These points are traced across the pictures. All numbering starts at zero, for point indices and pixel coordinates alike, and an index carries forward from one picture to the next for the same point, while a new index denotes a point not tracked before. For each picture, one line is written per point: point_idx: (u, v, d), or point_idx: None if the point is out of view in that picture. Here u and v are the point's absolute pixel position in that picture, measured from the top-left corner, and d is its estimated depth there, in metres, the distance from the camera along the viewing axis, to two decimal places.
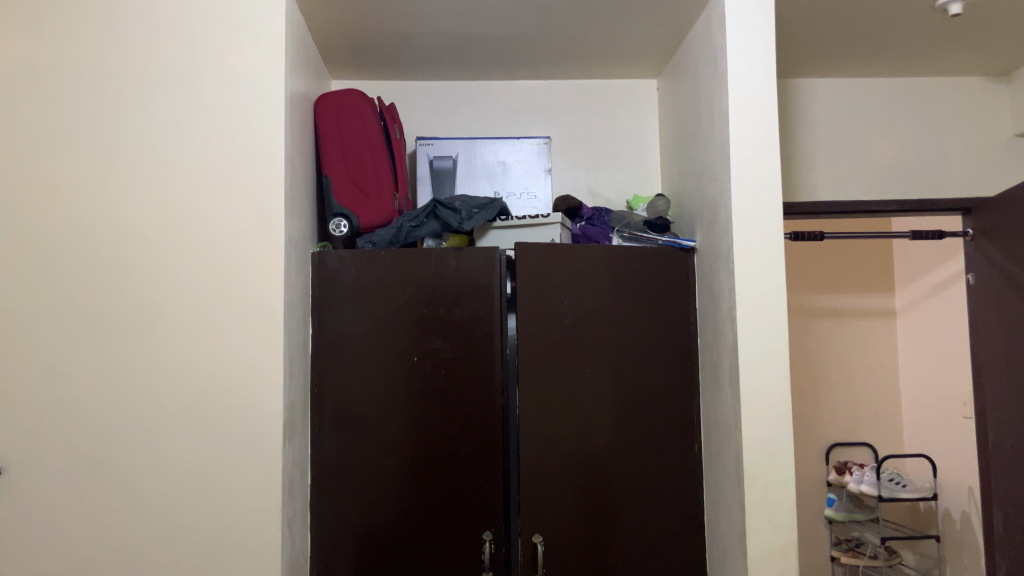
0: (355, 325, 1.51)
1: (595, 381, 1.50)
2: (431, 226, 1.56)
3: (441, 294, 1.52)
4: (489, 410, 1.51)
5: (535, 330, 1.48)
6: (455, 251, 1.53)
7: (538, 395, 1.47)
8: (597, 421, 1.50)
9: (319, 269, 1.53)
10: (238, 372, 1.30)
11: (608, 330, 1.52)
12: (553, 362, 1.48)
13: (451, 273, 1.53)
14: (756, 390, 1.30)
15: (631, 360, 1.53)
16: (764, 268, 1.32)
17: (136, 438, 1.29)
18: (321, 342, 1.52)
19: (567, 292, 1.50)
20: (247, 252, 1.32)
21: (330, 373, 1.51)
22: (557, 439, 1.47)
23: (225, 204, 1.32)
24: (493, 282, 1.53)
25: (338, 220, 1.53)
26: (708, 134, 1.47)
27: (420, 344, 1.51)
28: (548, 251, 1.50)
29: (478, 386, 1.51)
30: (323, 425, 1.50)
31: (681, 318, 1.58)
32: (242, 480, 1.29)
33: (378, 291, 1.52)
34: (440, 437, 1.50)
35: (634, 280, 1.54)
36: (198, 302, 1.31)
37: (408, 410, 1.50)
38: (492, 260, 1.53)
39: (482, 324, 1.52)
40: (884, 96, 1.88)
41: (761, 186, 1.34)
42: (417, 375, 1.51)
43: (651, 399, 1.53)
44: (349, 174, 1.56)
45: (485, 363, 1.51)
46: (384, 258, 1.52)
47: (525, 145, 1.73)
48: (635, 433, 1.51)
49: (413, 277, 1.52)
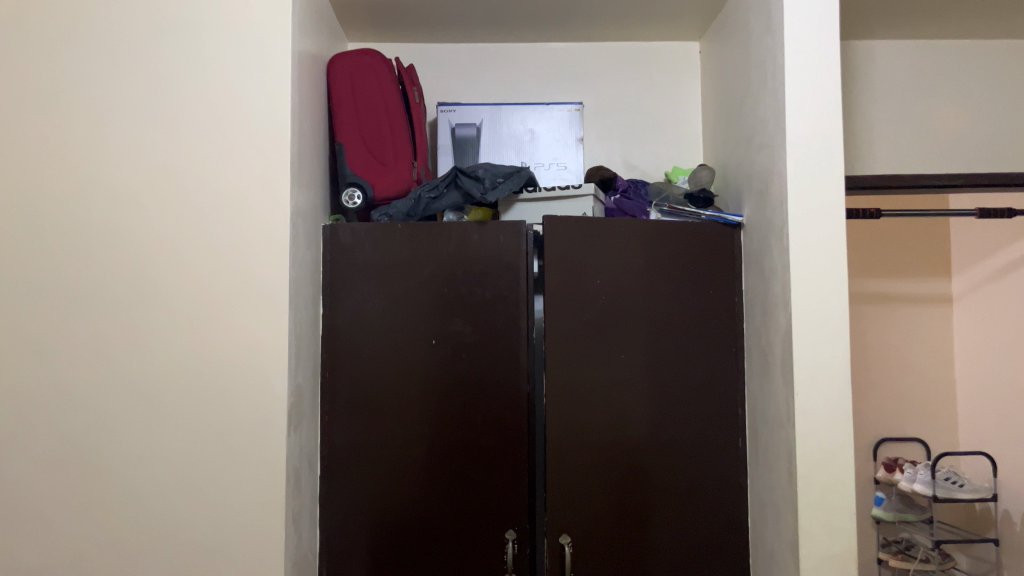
0: (370, 305, 1.40)
1: (630, 369, 1.37)
2: (452, 197, 1.42)
3: (463, 272, 1.40)
4: (514, 399, 1.38)
5: (565, 312, 1.35)
6: (478, 225, 1.40)
7: (568, 383, 1.34)
8: (632, 412, 1.37)
9: (332, 244, 1.42)
10: (241, 353, 1.19)
11: (645, 313, 1.38)
12: (584, 347, 1.36)
13: (474, 249, 1.40)
14: (813, 381, 1.17)
15: (670, 347, 1.39)
16: (824, 244, 1.18)
17: (131, 424, 1.18)
18: (333, 323, 1.40)
19: (601, 271, 1.37)
20: (251, 223, 1.20)
21: (342, 356, 1.40)
22: (588, 432, 1.35)
23: (227, 169, 1.21)
24: (519, 260, 1.40)
25: (352, 190, 1.41)
26: (759, 96, 1.33)
27: (439, 327, 1.39)
28: (580, 226, 1.37)
29: (502, 373, 1.39)
30: (335, 413, 1.39)
31: (726, 301, 1.44)
32: (245, 472, 1.18)
33: (394, 269, 1.40)
34: (460, 428, 1.38)
35: (674, 259, 1.41)
36: (198, 277, 1.20)
37: (426, 397, 1.38)
38: (519, 236, 1.40)
39: (506, 306, 1.39)
40: (949, 60, 1.72)
41: (822, 151, 1.19)
42: (436, 360, 1.39)
43: (690, 389, 1.40)
44: (363, 140, 1.44)
45: (509, 348, 1.39)
46: (402, 232, 1.40)
47: (555, 112, 1.59)
48: (674, 427, 1.38)
49: (432, 253, 1.40)
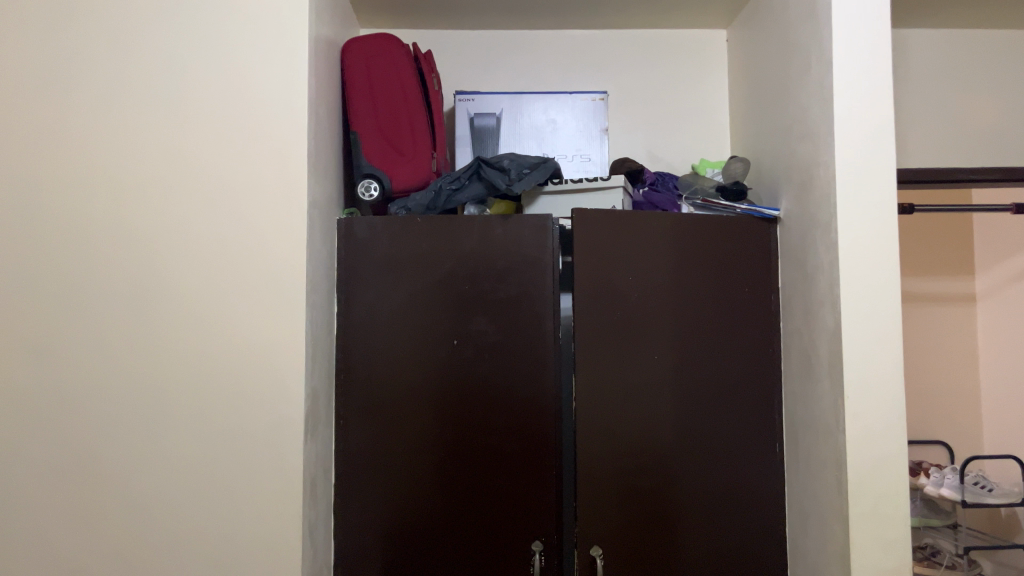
0: (387, 303, 1.32)
1: (662, 371, 1.30)
2: (474, 189, 1.35)
3: (485, 268, 1.33)
4: (539, 402, 1.31)
5: (595, 310, 1.28)
6: (501, 219, 1.33)
7: (598, 385, 1.27)
8: (664, 416, 1.30)
9: (347, 238, 1.34)
10: (254, 353, 1.11)
11: (678, 312, 1.31)
12: (615, 346, 1.28)
13: (497, 245, 1.33)
14: (864, 384, 1.10)
15: (704, 347, 1.32)
16: (875, 238, 1.11)
17: (135, 429, 1.10)
18: (348, 322, 1.33)
19: (632, 267, 1.30)
20: (265, 213, 1.12)
21: (358, 357, 1.32)
22: (619, 436, 1.28)
23: (239, 157, 1.13)
24: (545, 255, 1.33)
25: (368, 182, 1.34)
26: (801, 82, 1.26)
27: (460, 326, 1.32)
28: (609, 219, 1.30)
29: (526, 375, 1.31)
30: (350, 417, 1.31)
31: (761, 300, 1.37)
32: (258, 480, 1.10)
33: (413, 264, 1.33)
34: (483, 432, 1.31)
35: (708, 255, 1.34)
36: (208, 272, 1.12)
37: (447, 400, 1.31)
38: (545, 230, 1.33)
39: (532, 304, 1.32)
40: (984, 50, 1.66)
41: (872, 141, 1.12)
42: (457, 361, 1.32)
43: (725, 392, 1.33)
44: (380, 129, 1.37)
45: (535, 349, 1.32)
46: (421, 226, 1.33)
47: (576, 102, 1.52)
48: (707, 432, 1.31)
49: (453, 248, 1.33)
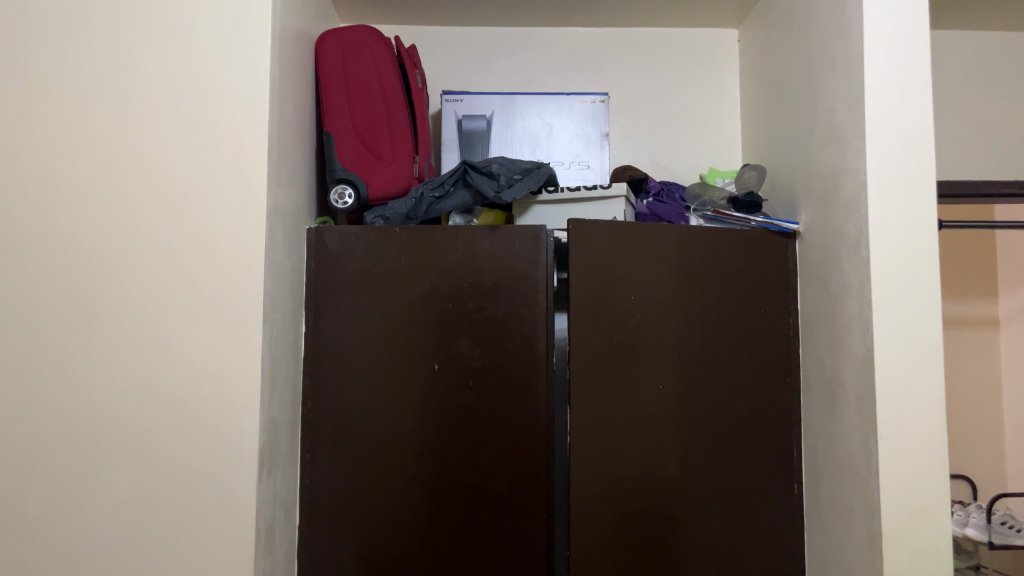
0: (361, 323, 1.19)
1: (667, 402, 1.16)
2: (460, 196, 1.20)
3: (471, 284, 1.19)
4: (530, 435, 1.17)
5: (593, 333, 1.14)
6: (490, 229, 1.20)
7: (595, 417, 1.13)
8: (669, 453, 1.15)
9: (317, 250, 1.21)
10: (202, 380, 0.97)
11: (685, 336, 1.18)
12: (615, 374, 1.15)
13: (483, 260, 1.19)
14: (899, 422, 0.96)
15: (714, 376, 1.18)
16: (911, 256, 0.98)
17: (65, 467, 0.96)
18: (317, 343, 1.19)
19: (634, 285, 1.16)
20: (217, 221, 0.99)
21: (328, 382, 1.18)
22: (619, 475, 1.14)
23: (189, 156, 0.99)
24: (538, 270, 1.19)
25: (342, 188, 1.20)
26: (825, 81, 1.13)
27: (442, 350, 1.18)
28: (610, 232, 1.16)
29: (515, 405, 1.18)
30: (319, 450, 1.17)
31: (777, 323, 1.23)
32: (204, 529, 0.96)
33: (390, 280, 1.19)
34: (466, 468, 1.17)
35: (720, 273, 1.20)
36: (151, 287, 0.98)
37: (425, 432, 1.17)
38: (538, 242, 1.19)
39: (523, 325, 1.19)
40: (1018, 55, 1.53)
41: (908, 146, 0.99)
42: (438, 389, 1.18)
43: (738, 426, 1.19)
44: (355, 129, 1.23)
45: (525, 376, 1.18)
46: (399, 238, 1.20)
47: (575, 104, 1.39)
48: (718, 471, 1.17)
49: (434, 263, 1.19)
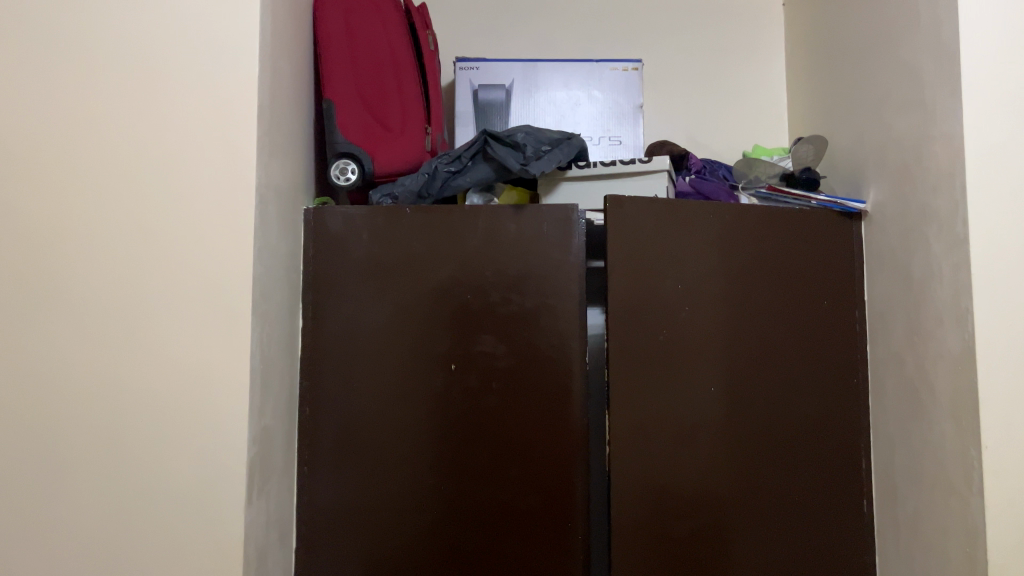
0: (368, 318, 1.04)
1: (720, 407, 1.01)
2: (479, 171, 1.04)
3: (493, 273, 1.04)
4: (562, 446, 1.02)
5: (637, 329, 0.99)
6: (514, 210, 1.04)
7: (640, 424, 0.98)
8: (724, 466, 1.00)
9: (317, 234, 1.06)
10: (182, 383, 0.82)
11: (740, 332, 1.02)
12: (662, 375, 1.00)
13: (507, 245, 1.04)
14: (1008, 430, 0.82)
15: (773, 378, 1.03)
16: (1020, 234, 0.83)
17: (19, 486, 0.81)
18: (319, 340, 1.04)
19: (683, 273, 1.01)
20: (200, 195, 0.83)
21: (331, 385, 1.04)
22: (667, 492, 0.99)
23: (166, 117, 0.84)
24: (569, 256, 1.04)
25: (344, 162, 1.05)
26: (903, 37, 0.98)
27: (461, 348, 1.03)
28: (652, 211, 1.01)
29: (544, 411, 1.02)
30: (321, 463, 1.03)
31: (842, 316, 1.08)
32: (185, 561, 0.80)
33: (400, 269, 1.04)
34: (488, 484, 1.02)
35: (779, 259, 1.05)
36: (120, 273, 0.82)
37: (442, 442, 1.02)
38: (570, 225, 1.04)
39: (553, 320, 1.03)
40: None
41: (1015, 107, 0.84)
42: (456, 393, 1.03)
43: (800, 435, 1.04)
44: (360, 96, 1.08)
45: (557, 377, 1.03)
46: (411, 221, 1.05)
47: (605, 71, 1.24)
48: (778, 487, 1.02)
49: (451, 249, 1.04)
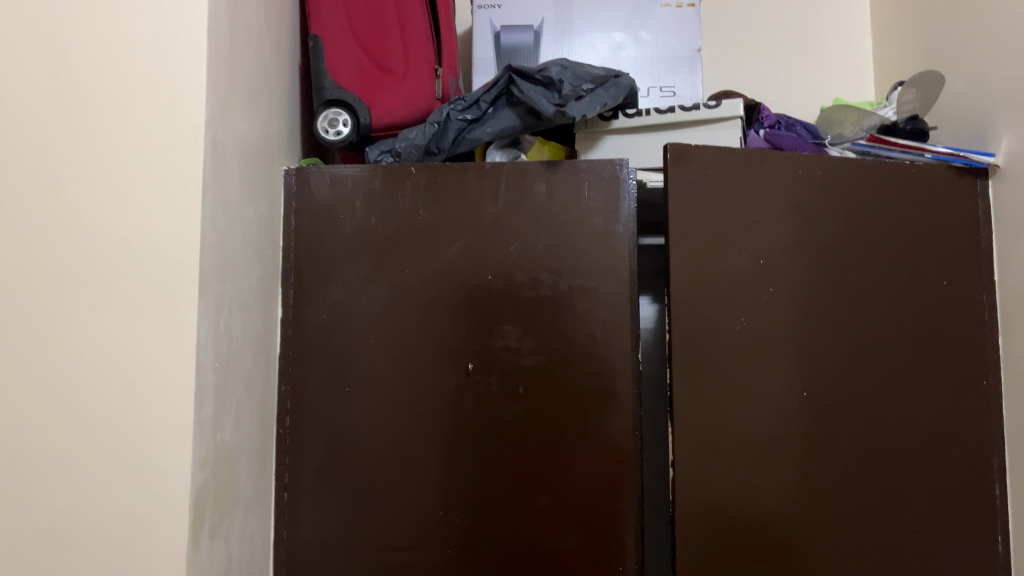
0: (364, 305, 0.83)
1: (816, 418, 0.78)
2: (503, 119, 0.82)
3: (519, 248, 0.82)
4: (609, 466, 0.80)
5: (707, 317, 0.77)
6: (546, 168, 0.83)
7: (712, 440, 0.77)
8: (820, 494, 0.78)
9: (300, 202, 0.85)
10: (106, 383, 0.61)
11: (840, 320, 0.80)
12: (741, 377, 0.78)
13: (536, 214, 0.82)
14: None
15: (882, 380, 0.80)
16: None
17: None
18: (302, 333, 0.83)
19: (767, 245, 0.79)
20: (131, 132, 0.62)
21: (317, 389, 0.83)
22: (747, 526, 0.77)
23: (84, 28, 0.62)
24: (615, 225, 0.82)
25: (334, 112, 0.86)
26: None
27: (480, 343, 0.82)
28: (727, 166, 0.79)
29: (584, 422, 0.80)
30: (306, 486, 0.82)
31: (970, 298, 0.83)
32: None
33: (403, 243, 0.83)
34: (515, 516, 0.80)
35: (887, 225, 0.82)
36: (28, 239, 0.62)
37: (457, 462, 0.81)
38: (617, 186, 0.82)
39: (596, 306, 0.81)
40: None
41: None
42: (474, 399, 0.81)
43: (920, 454, 0.80)
44: (353, 29, 0.88)
45: (600, 380, 0.81)
46: (416, 183, 0.84)
47: (655, 8, 1.02)
48: (891, 521, 0.79)
49: (467, 217, 0.83)
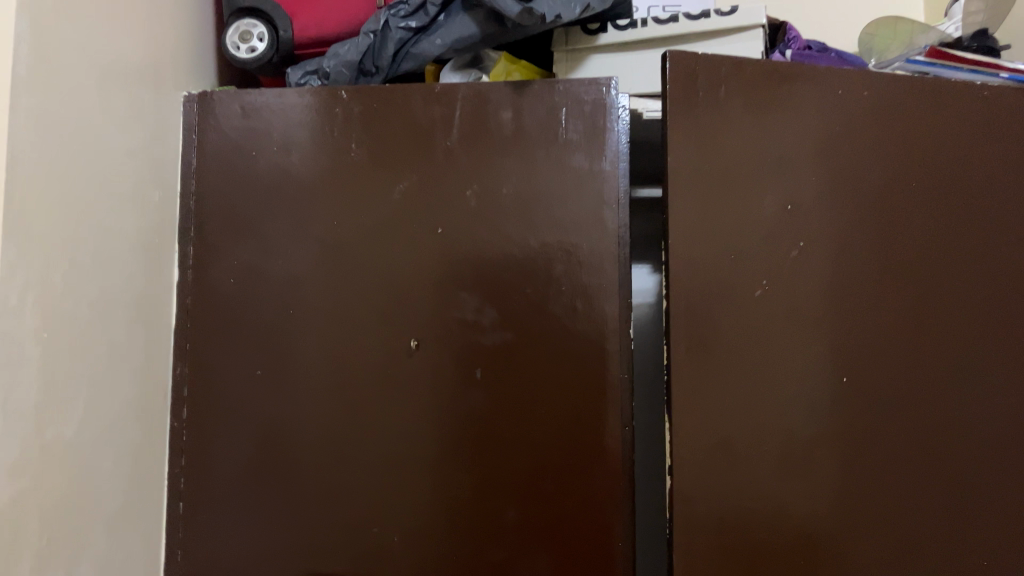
0: (281, 267, 0.65)
1: (860, 413, 0.60)
2: (458, 27, 0.64)
3: (478, 194, 0.64)
4: (591, 473, 0.62)
5: (717, 281, 0.59)
6: (512, 92, 0.64)
7: (722, 442, 0.59)
8: (865, 510, 0.60)
9: (203, 137, 0.68)
10: None
11: (891, 287, 0.61)
12: (762, 359, 0.60)
13: (501, 150, 0.64)
14: None
15: (945, 364, 0.62)
16: None
17: None
18: (205, 302, 0.66)
19: (797, 188, 0.60)
20: None
21: (223, 373, 0.65)
22: (768, 552, 0.59)
23: None
24: (600, 164, 0.64)
25: (247, 23, 0.68)
26: None
27: (427, 315, 0.64)
28: (747, 85, 0.60)
29: (559, 417, 0.63)
30: (209, 496, 0.65)
31: None
32: None
33: (333, 188, 0.65)
34: (471, 535, 0.63)
35: (953, 163, 0.63)
36: None
37: (397, 467, 0.64)
38: (603, 115, 0.64)
39: (574, 268, 0.63)
40: None
41: None
42: (419, 386, 0.64)
43: (992, 459, 0.62)
44: None
45: (579, 362, 0.63)
46: (350, 112, 0.66)
47: None
48: (956, 546, 0.61)
49: (413, 155, 0.65)
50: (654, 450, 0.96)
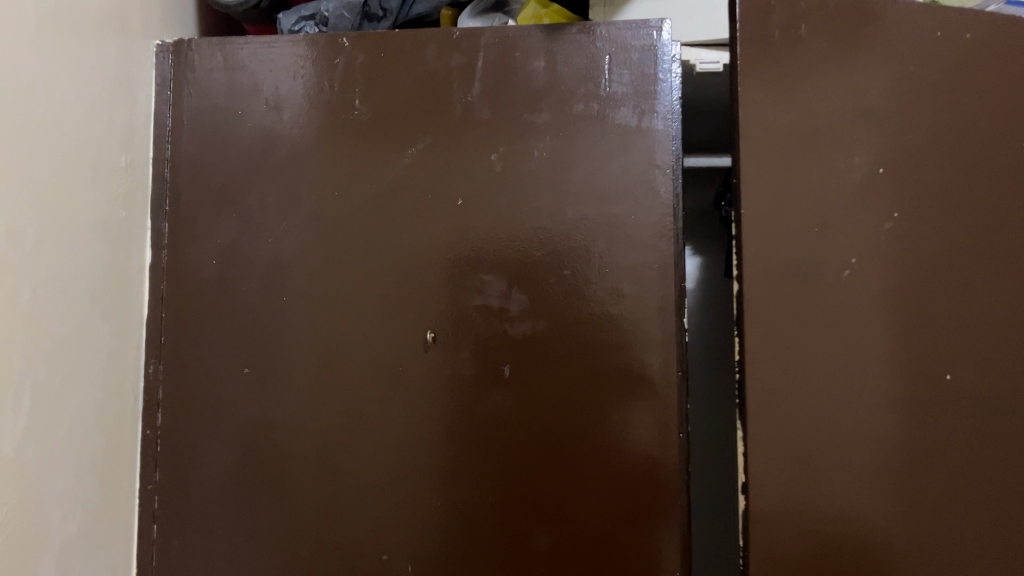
0: (271, 246, 0.55)
1: (974, 422, 0.49)
2: None
3: (505, 159, 0.54)
4: (641, 490, 0.52)
5: (795, 259, 0.49)
6: (545, 38, 0.54)
7: (802, 452, 0.49)
8: (982, 539, 0.49)
9: (180, 94, 0.58)
10: None
11: (1010, 265, 0.50)
12: (851, 354, 0.49)
13: (532, 106, 0.54)
14: None
15: None
16: None
17: None
18: (183, 288, 0.56)
19: (892, 148, 0.50)
20: None
21: (204, 371, 0.55)
22: None
23: None
24: (651, 122, 0.54)
25: None
26: None
27: (445, 302, 0.54)
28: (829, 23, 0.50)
29: (603, 423, 0.53)
30: (188, 517, 0.55)
31: None
32: None
33: (332, 152, 0.56)
34: (498, 564, 0.53)
35: None
36: None
37: (409, 483, 0.54)
38: (653, 63, 0.54)
39: (619, 246, 0.53)
40: None
41: None
42: (435, 386, 0.54)
43: None
44: None
45: (626, 358, 0.53)
46: (352, 64, 0.56)
47: None
48: None
49: (427, 114, 0.55)
50: (709, 447, 0.91)
